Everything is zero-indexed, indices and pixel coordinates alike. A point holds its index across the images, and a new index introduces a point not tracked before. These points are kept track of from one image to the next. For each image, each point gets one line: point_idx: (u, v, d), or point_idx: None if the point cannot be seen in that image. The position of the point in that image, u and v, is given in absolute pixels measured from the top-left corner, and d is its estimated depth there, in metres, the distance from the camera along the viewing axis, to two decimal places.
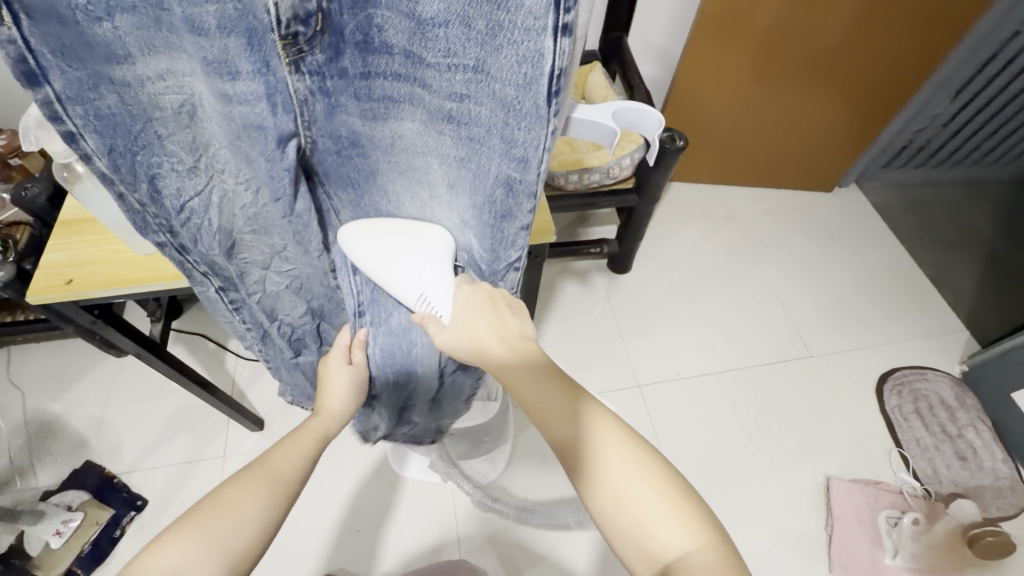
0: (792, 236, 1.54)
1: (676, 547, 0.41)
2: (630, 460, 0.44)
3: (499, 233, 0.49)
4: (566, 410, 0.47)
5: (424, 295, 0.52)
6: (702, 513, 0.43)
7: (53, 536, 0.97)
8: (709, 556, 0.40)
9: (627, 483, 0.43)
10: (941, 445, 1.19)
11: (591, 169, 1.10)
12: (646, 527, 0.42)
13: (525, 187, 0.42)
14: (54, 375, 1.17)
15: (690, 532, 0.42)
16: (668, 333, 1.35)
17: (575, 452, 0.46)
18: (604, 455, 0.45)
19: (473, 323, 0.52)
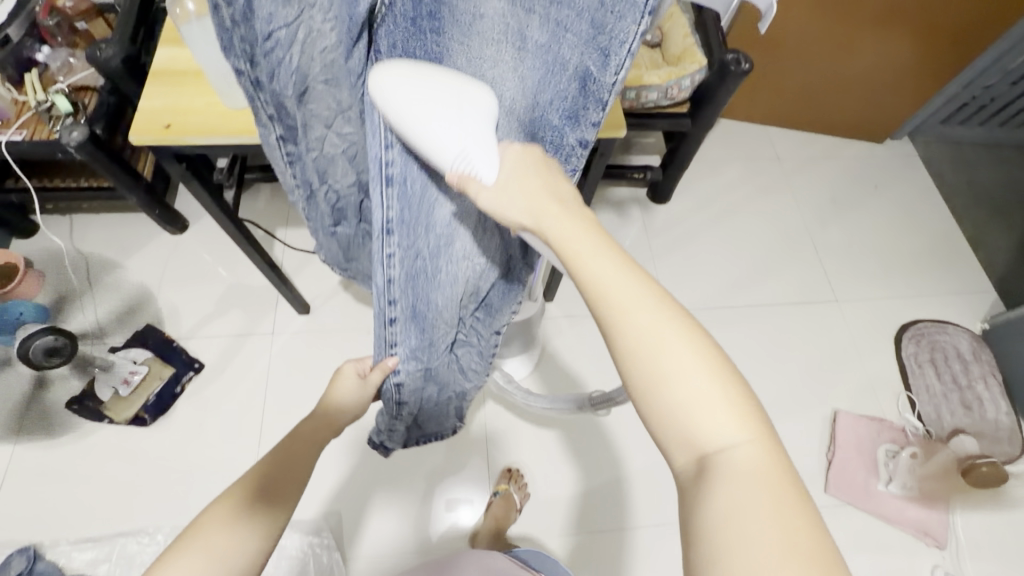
0: (836, 184, 1.53)
1: (718, 437, 0.35)
2: (676, 338, 0.37)
3: (559, 139, 0.52)
4: (611, 267, 0.39)
5: (465, 152, 0.43)
6: (757, 407, 0.36)
7: (121, 384, 1.07)
8: (760, 452, 0.34)
9: (673, 357, 0.36)
10: (948, 394, 1.24)
11: (649, 87, 1.08)
12: (685, 403, 0.35)
13: (598, 89, 0.50)
14: (114, 245, 1.23)
15: (739, 421, 0.35)
16: (699, 264, 1.38)
17: (618, 312, 0.38)
18: (639, 320, 0.37)
19: (525, 184, 0.44)
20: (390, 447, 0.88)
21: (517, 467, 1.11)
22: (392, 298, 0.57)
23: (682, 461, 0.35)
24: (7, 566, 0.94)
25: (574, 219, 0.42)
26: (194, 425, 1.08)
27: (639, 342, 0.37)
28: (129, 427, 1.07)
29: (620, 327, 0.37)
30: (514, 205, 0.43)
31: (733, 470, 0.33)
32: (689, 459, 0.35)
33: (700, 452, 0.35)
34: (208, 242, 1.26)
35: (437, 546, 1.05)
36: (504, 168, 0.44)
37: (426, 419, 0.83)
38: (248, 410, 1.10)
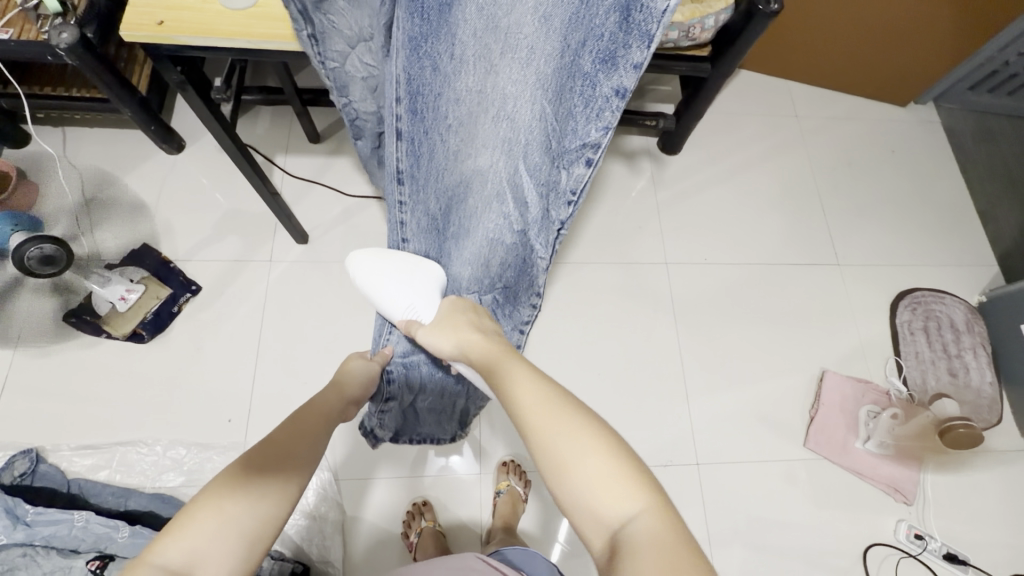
0: (852, 147, 1.48)
1: (619, 513, 0.45)
2: (585, 441, 0.48)
3: (590, 87, 0.49)
4: (532, 392, 0.54)
5: (412, 306, 0.70)
6: (651, 482, 0.46)
7: (117, 301, 1.06)
8: (651, 519, 0.44)
9: (573, 450, 0.48)
10: (937, 361, 1.26)
11: (670, 25, 1.02)
12: (596, 492, 0.46)
13: (643, 18, 0.43)
14: (109, 160, 1.20)
15: (633, 496, 0.45)
16: (704, 219, 1.36)
17: (539, 430, 0.50)
18: (559, 429, 0.50)
19: (453, 323, 0.67)
20: (380, 437, 0.85)
21: (514, 460, 1.11)
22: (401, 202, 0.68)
23: (598, 540, 0.45)
24: (7, 466, 0.94)
25: (493, 347, 0.62)
26: (190, 345, 1.09)
27: (554, 445, 0.49)
28: (128, 342, 1.08)
29: (544, 443, 0.50)
30: (446, 342, 0.65)
31: (630, 538, 0.43)
32: (603, 540, 0.45)
33: (609, 531, 0.45)
34: (204, 165, 1.23)
35: (425, 475, 1.09)
36: (438, 314, 0.70)
37: (424, 415, 0.84)
38: (245, 333, 1.11)
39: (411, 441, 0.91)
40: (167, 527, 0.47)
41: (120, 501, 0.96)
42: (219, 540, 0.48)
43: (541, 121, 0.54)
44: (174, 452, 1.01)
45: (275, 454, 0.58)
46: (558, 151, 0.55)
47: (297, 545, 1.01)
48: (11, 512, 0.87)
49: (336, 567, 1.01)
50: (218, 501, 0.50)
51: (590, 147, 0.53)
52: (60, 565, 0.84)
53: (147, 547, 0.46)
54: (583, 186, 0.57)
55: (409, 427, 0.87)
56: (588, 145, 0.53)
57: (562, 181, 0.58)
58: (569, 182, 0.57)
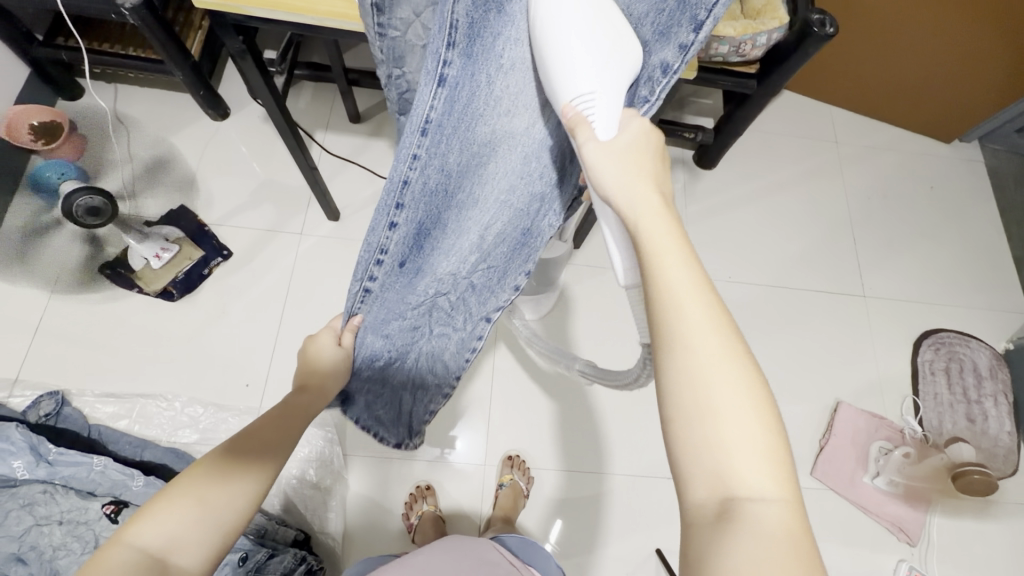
0: (891, 178, 1.46)
1: (752, 484, 0.34)
2: (728, 367, 0.36)
3: (637, 67, 0.47)
4: (696, 288, 0.38)
5: (590, 92, 0.41)
6: (789, 462, 0.36)
7: (152, 258, 1.09)
8: (785, 515, 0.33)
9: (725, 377, 0.36)
10: (955, 405, 1.24)
11: (721, 40, 1.01)
12: (727, 443, 0.35)
13: (698, 2, 0.42)
14: (155, 121, 1.23)
15: (774, 479, 0.34)
16: (732, 236, 1.36)
17: (680, 330, 0.37)
18: (705, 355, 0.36)
19: (639, 160, 0.43)
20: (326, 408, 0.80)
21: (519, 454, 1.12)
22: (402, 202, 0.51)
23: (704, 497, 0.35)
24: (35, 405, 0.98)
25: (664, 214, 0.41)
26: (216, 307, 1.12)
27: (696, 366, 0.36)
28: (158, 299, 1.11)
29: (677, 361, 0.36)
30: (616, 185, 0.41)
31: (752, 522, 0.33)
32: (713, 498, 0.34)
33: (725, 493, 0.34)
34: (246, 134, 1.26)
35: (420, 460, 1.10)
36: (623, 135, 0.43)
37: (379, 401, 0.83)
38: (270, 301, 1.14)
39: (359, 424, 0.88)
40: (144, 509, 0.46)
41: (136, 451, 0.99)
42: (195, 525, 0.47)
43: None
44: (191, 410, 1.04)
45: (260, 436, 0.57)
46: None
47: (300, 512, 1.03)
48: (34, 449, 0.90)
49: (336, 539, 1.03)
50: (197, 484, 0.49)
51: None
52: (76, 505, 0.87)
53: (123, 526, 0.45)
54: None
55: (358, 407, 0.83)
56: (619, 117, 0.50)
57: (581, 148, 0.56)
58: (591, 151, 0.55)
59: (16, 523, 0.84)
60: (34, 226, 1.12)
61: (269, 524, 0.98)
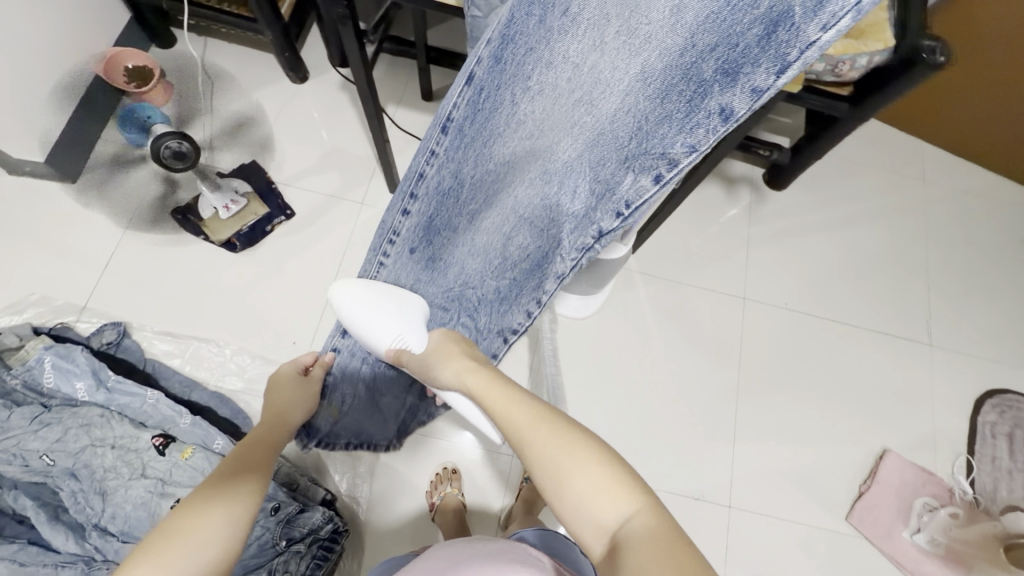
0: (975, 224, 1.37)
1: (616, 515, 0.46)
2: (565, 445, 0.51)
3: (686, 114, 0.46)
4: (522, 408, 0.57)
5: (399, 337, 0.73)
6: (632, 479, 0.48)
7: (221, 208, 1.13)
8: (647, 520, 0.45)
9: (569, 460, 0.50)
10: (1015, 472, 1.16)
11: (818, 56, 0.97)
12: (584, 496, 0.48)
13: (789, 39, 0.38)
14: (238, 77, 1.27)
15: (629, 500, 0.47)
16: (794, 263, 1.30)
17: (525, 436, 0.54)
18: (549, 442, 0.52)
19: (442, 353, 0.70)
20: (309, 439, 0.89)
21: None
22: (416, 191, 0.67)
23: (595, 542, 0.47)
24: (98, 332, 1.03)
25: (481, 373, 0.65)
26: (274, 263, 1.15)
27: (545, 452, 0.51)
28: (221, 249, 1.15)
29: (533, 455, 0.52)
30: (442, 371, 0.68)
31: (627, 541, 0.44)
32: (599, 541, 0.46)
33: (607, 532, 0.46)
34: (321, 100, 1.28)
35: (449, 443, 1.10)
36: (427, 347, 0.72)
37: (377, 391, 0.87)
38: (325, 265, 1.16)
39: (348, 445, 0.92)
40: None
41: (186, 390, 1.03)
42: None
43: (630, 113, 0.49)
44: (239, 359, 1.08)
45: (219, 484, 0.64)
46: (635, 154, 0.50)
47: (329, 474, 1.06)
48: (95, 374, 0.95)
49: (361, 505, 1.05)
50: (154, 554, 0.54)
51: (667, 161, 0.48)
52: (128, 433, 0.92)
53: None
54: (642, 199, 0.52)
55: (344, 422, 0.89)
56: (667, 158, 0.48)
57: (624, 185, 0.52)
58: (629, 189, 0.52)
59: (74, 441, 0.89)
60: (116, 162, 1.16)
61: (302, 480, 1.00)
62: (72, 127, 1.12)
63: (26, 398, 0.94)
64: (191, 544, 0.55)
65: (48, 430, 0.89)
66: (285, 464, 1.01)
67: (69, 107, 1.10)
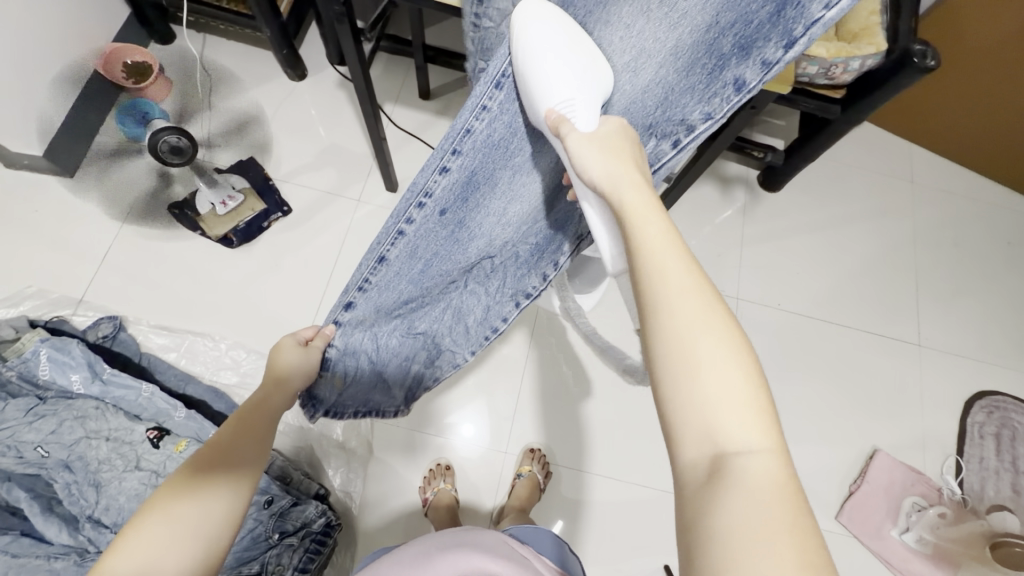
0: (966, 227, 1.38)
1: (739, 441, 0.36)
2: (709, 331, 0.39)
3: (707, 83, 0.54)
4: (676, 260, 0.42)
5: (571, 99, 0.54)
6: (774, 416, 0.38)
7: (218, 204, 1.14)
8: (771, 464, 0.35)
9: (709, 355, 0.38)
10: (1002, 472, 1.17)
11: (812, 60, 0.96)
12: (702, 403, 0.37)
13: (795, 16, 0.45)
14: (237, 74, 1.28)
15: (761, 432, 0.36)
16: (787, 263, 1.31)
17: (667, 294, 0.40)
18: (690, 318, 0.39)
19: (609, 154, 0.51)
20: (317, 407, 0.81)
21: (540, 448, 1.12)
22: (458, 148, 0.62)
23: (693, 455, 0.36)
24: (94, 326, 1.03)
25: (638, 187, 0.48)
26: (270, 259, 1.16)
27: (686, 323, 0.39)
28: (218, 244, 1.15)
29: (662, 317, 0.40)
30: (598, 168, 0.50)
31: (740, 474, 0.34)
32: (700, 453, 0.36)
33: (715, 449, 0.36)
34: (319, 97, 1.29)
35: (443, 439, 1.11)
36: (601, 127, 0.54)
37: (380, 370, 0.78)
38: (321, 261, 1.17)
39: (354, 416, 0.86)
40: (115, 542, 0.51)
41: (181, 384, 1.04)
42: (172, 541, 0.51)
43: (660, 84, 0.57)
44: (234, 353, 1.08)
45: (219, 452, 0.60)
46: (660, 119, 0.59)
47: (323, 469, 1.06)
48: (91, 366, 0.96)
49: (354, 500, 1.05)
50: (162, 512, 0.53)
51: (686, 126, 0.57)
52: (123, 425, 0.92)
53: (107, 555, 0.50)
54: (663, 161, 0.61)
55: (350, 393, 0.80)
56: (687, 124, 0.57)
57: (650, 146, 0.61)
58: (653, 151, 0.60)
59: (69, 433, 0.90)
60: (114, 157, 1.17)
61: (295, 474, 1.01)
62: (69, 121, 1.12)
63: (21, 389, 0.94)
64: (199, 504, 0.54)
65: (43, 422, 0.90)
66: (278, 458, 1.02)
67: (67, 101, 1.11)
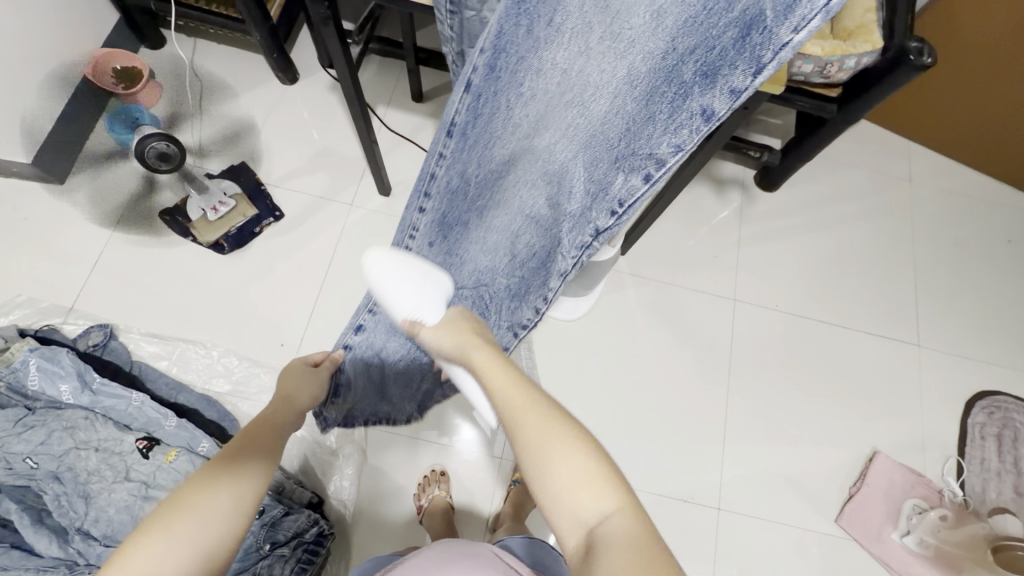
0: (965, 225, 1.37)
1: (595, 512, 0.44)
2: (560, 438, 0.47)
3: (671, 112, 0.45)
4: (520, 388, 0.51)
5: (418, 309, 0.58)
6: (617, 474, 0.46)
7: (209, 210, 1.14)
8: (623, 521, 0.43)
9: (561, 455, 0.46)
10: (1004, 474, 1.16)
11: (807, 58, 0.95)
12: (570, 490, 0.45)
13: (761, 42, 0.39)
14: (228, 78, 1.27)
15: (610, 496, 0.45)
16: (785, 264, 1.30)
17: (517, 419, 0.49)
18: (540, 427, 0.48)
19: (456, 330, 0.58)
20: (330, 419, 0.86)
21: None
22: (429, 192, 0.62)
23: (572, 543, 0.44)
24: (84, 334, 1.03)
25: (486, 352, 0.56)
26: (262, 265, 1.14)
27: (536, 435, 0.47)
28: (209, 250, 1.14)
29: (518, 437, 0.48)
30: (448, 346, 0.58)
31: (600, 543, 0.42)
32: (577, 536, 0.44)
33: (584, 527, 0.44)
34: (311, 101, 1.28)
35: (438, 446, 1.10)
36: (445, 317, 0.60)
37: (391, 383, 0.81)
38: (314, 266, 1.16)
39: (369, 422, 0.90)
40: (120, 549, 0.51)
41: (172, 392, 1.03)
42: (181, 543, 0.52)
43: (619, 115, 0.47)
44: (226, 361, 1.07)
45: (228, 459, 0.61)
46: (623, 155, 0.49)
47: (317, 477, 1.05)
48: (81, 376, 0.95)
49: (348, 508, 1.04)
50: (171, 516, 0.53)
51: (654, 160, 0.48)
52: (113, 436, 0.91)
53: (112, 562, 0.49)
54: (635, 198, 0.51)
55: (362, 405, 0.85)
56: (655, 158, 0.47)
57: (616, 184, 0.51)
58: (621, 189, 0.51)
59: (58, 443, 0.89)
60: (104, 164, 1.16)
61: (288, 483, 1.00)
62: (58, 127, 1.11)
63: (10, 399, 0.93)
64: (210, 506, 0.55)
65: (32, 432, 0.89)
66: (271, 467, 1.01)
67: (55, 108, 1.10)
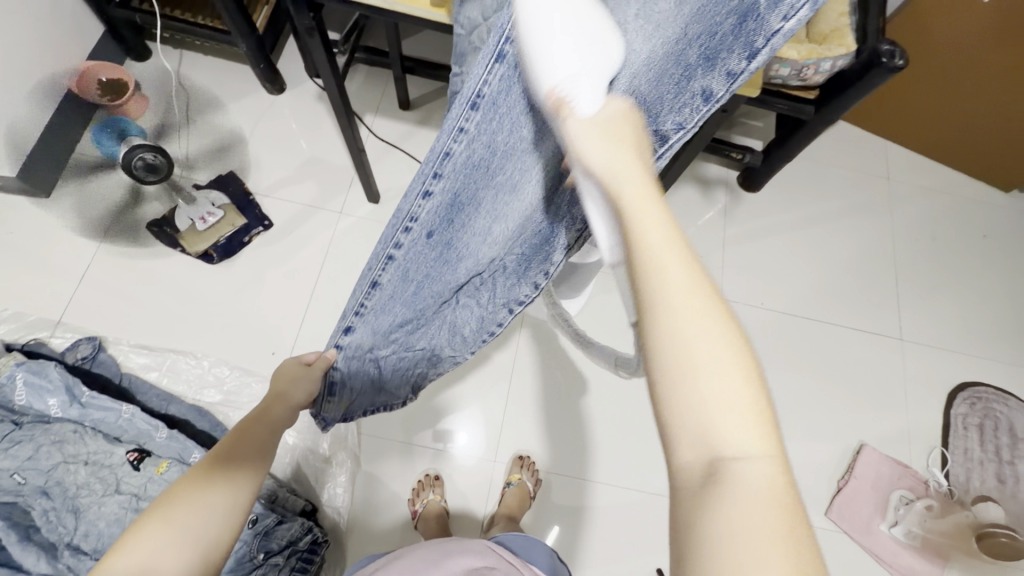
0: (943, 221, 1.41)
1: (737, 443, 0.31)
2: (707, 323, 0.33)
3: (676, 92, 0.48)
4: (673, 236, 0.36)
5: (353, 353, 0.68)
6: (772, 414, 0.33)
7: (197, 221, 1.14)
8: (770, 469, 0.31)
9: (708, 348, 0.33)
10: (986, 463, 1.19)
11: (784, 61, 0.98)
12: (702, 400, 0.32)
13: (756, 28, 0.41)
14: (214, 89, 1.27)
15: (760, 434, 0.32)
16: (769, 262, 1.33)
17: (666, 271, 0.34)
18: (684, 293, 0.34)
19: (609, 137, 0.41)
20: (329, 419, 0.84)
21: (529, 455, 1.12)
22: (439, 172, 0.53)
23: (688, 459, 0.32)
24: (73, 347, 1.02)
25: (645, 179, 0.39)
26: (251, 274, 1.15)
27: (683, 311, 0.33)
28: (198, 261, 1.14)
29: (654, 305, 0.34)
30: (597, 150, 0.40)
31: (737, 481, 0.30)
32: (695, 456, 0.32)
33: (711, 452, 0.32)
34: (298, 110, 1.29)
35: (432, 450, 1.11)
36: (602, 112, 0.42)
37: (382, 379, 0.79)
38: (303, 275, 1.16)
39: (365, 412, 0.87)
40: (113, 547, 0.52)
41: (163, 404, 1.02)
42: (170, 545, 0.52)
43: None
44: (217, 371, 1.07)
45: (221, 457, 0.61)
46: None
47: (311, 485, 1.05)
48: (69, 390, 0.95)
49: (342, 515, 1.04)
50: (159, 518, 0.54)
51: (658, 137, 0.51)
52: (103, 449, 0.91)
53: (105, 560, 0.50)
54: None
55: (358, 404, 0.83)
56: (659, 134, 0.51)
57: None
58: None
59: (46, 458, 0.88)
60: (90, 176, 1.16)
61: (280, 491, 0.99)
62: (43, 140, 1.11)
63: None
64: (202, 505, 0.56)
65: (19, 448, 0.88)
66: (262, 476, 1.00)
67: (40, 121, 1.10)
